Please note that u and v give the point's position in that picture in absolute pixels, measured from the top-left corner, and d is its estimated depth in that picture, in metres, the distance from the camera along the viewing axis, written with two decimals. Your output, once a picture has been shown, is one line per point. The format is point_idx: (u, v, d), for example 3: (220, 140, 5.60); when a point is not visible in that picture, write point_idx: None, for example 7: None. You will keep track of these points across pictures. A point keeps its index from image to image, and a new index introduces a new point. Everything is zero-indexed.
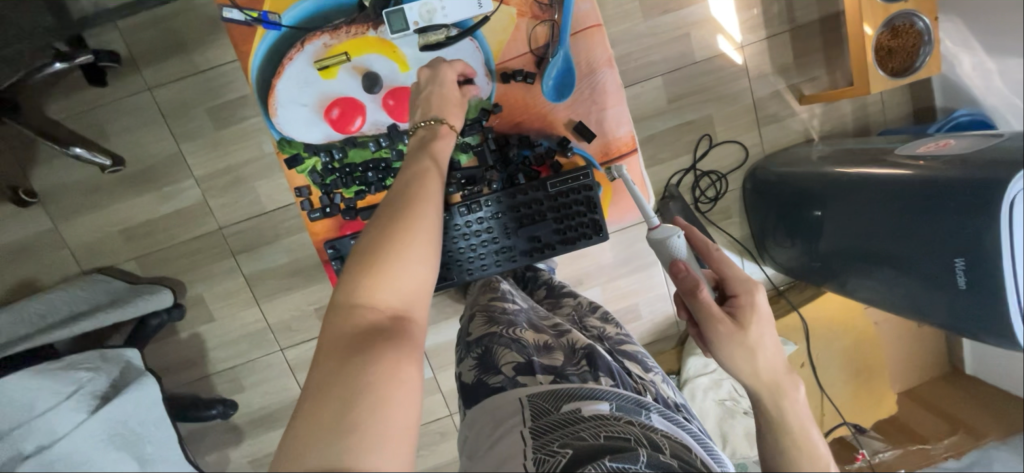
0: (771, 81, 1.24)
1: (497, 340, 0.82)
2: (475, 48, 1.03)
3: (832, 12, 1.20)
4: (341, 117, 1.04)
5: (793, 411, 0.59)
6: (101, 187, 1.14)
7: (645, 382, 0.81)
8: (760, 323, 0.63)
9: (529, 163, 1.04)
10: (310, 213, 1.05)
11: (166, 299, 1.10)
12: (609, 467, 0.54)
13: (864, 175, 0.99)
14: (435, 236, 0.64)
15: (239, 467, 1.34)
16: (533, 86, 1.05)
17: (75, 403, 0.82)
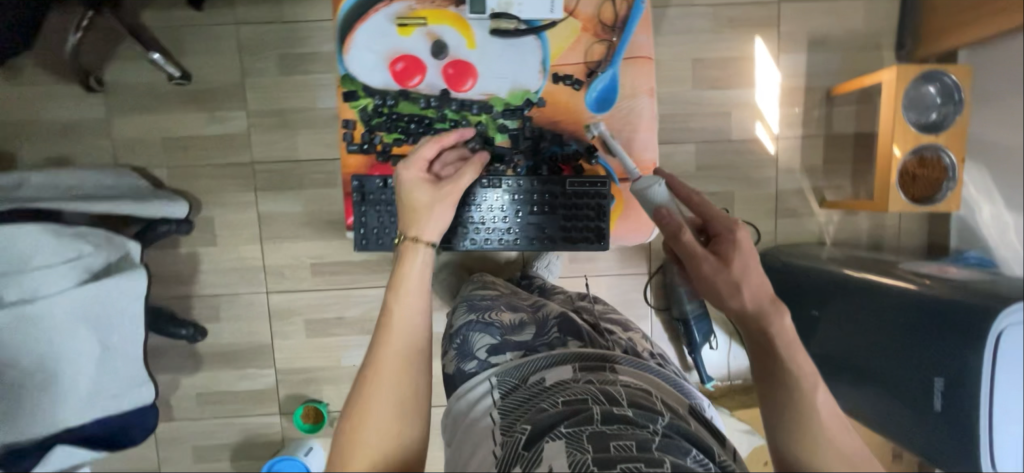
0: (798, 178, 1.29)
1: (473, 328, 0.90)
2: (537, 47, 0.97)
3: (867, 131, 1.27)
4: (405, 75, 0.96)
5: (779, 337, 0.59)
6: (159, 94, 1.21)
7: (615, 336, 0.93)
8: (746, 257, 0.62)
9: (552, 163, 0.98)
10: (348, 147, 0.96)
11: (182, 211, 1.11)
12: (564, 433, 0.62)
13: (866, 283, 1.00)
14: (418, 379, 0.63)
15: (186, 397, 1.33)
16: (577, 93, 0.99)
17: (66, 270, 0.85)
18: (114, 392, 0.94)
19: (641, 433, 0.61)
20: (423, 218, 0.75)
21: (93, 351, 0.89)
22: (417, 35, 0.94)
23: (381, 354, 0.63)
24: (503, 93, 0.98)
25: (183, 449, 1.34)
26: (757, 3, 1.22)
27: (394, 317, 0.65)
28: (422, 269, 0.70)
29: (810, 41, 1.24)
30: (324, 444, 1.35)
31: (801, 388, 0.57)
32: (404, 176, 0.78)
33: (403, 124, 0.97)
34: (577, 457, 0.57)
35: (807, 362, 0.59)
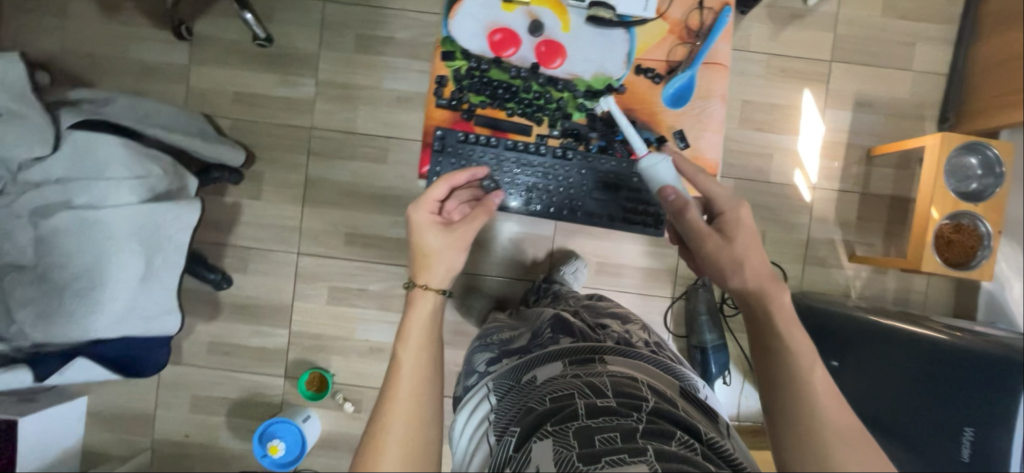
0: (830, 229, 1.31)
1: (476, 349, 0.99)
2: (625, 41, 0.91)
3: (903, 194, 1.30)
4: (501, 47, 0.92)
5: (776, 315, 0.62)
6: (239, 52, 1.29)
7: (609, 329, 0.96)
8: (747, 236, 0.68)
9: (624, 146, 0.93)
10: (437, 100, 0.90)
11: (240, 160, 1.14)
12: (550, 430, 0.65)
13: (895, 331, 1.02)
14: (420, 415, 0.61)
15: (197, 343, 1.34)
16: (656, 87, 0.92)
17: (132, 186, 0.87)
18: (145, 315, 0.94)
19: (627, 424, 0.63)
20: (431, 265, 0.69)
21: (136, 273, 0.90)
22: (519, 12, 0.91)
23: (392, 403, 0.61)
24: (587, 75, 0.92)
25: (182, 396, 1.34)
26: (809, 59, 1.29)
27: (401, 366, 0.64)
28: (431, 321, 0.67)
29: (856, 102, 1.30)
30: (321, 415, 1.33)
31: (799, 367, 0.58)
32: (416, 219, 0.72)
33: (491, 87, 0.92)
34: (564, 453, 0.61)
35: (801, 338, 0.60)
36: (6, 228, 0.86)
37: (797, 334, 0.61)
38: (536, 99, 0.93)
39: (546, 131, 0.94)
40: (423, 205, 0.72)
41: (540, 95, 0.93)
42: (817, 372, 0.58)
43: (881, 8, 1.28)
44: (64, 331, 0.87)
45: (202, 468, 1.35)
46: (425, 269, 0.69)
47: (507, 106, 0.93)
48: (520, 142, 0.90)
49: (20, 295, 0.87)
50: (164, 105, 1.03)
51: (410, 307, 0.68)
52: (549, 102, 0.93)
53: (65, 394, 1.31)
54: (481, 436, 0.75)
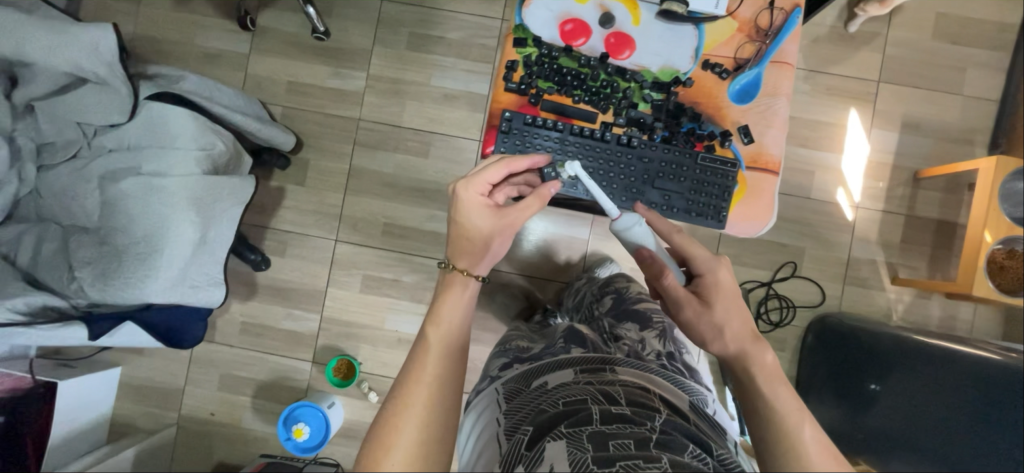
0: (873, 250, 1.28)
1: (487, 359, 0.88)
2: (693, 38, 0.81)
3: (950, 219, 1.27)
4: (572, 37, 0.82)
5: (760, 373, 0.59)
6: (297, 44, 1.35)
7: (621, 340, 0.85)
8: (726, 299, 0.66)
9: (690, 137, 0.81)
10: (504, 83, 0.80)
11: (287, 145, 1.20)
12: (563, 432, 0.58)
13: (947, 352, 1.01)
14: (442, 398, 0.58)
15: (231, 322, 1.36)
16: (722, 83, 0.81)
17: (196, 160, 0.91)
18: (194, 284, 0.94)
19: (641, 431, 0.58)
20: (475, 249, 0.66)
21: (189, 240, 0.91)
22: (591, 3, 0.81)
23: (413, 385, 0.58)
24: (653, 67, 0.81)
25: (212, 374, 1.36)
26: (856, 78, 1.29)
27: (428, 346, 0.61)
28: (465, 306, 0.64)
29: (903, 123, 1.29)
30: (344, 403, 1.33)
31: (786, 424, 0.54)
32: (466, 198, 0.67)
33: (559, 72, 0.81)
34: (579, 457, 0.54)
35: (791, 398, 0.56)
36: (75, 192, 0.91)
37: (785, 395, 0.57)
38: (607, 86, 0.82)
39: (611, 119, 0.82)
40: (473, 184, 0.68)
41: (607, 85, 0.82)
42: (810, 434, 0.53)
43: (932, 31, 1.28)
44: (118, 293, 0.89)
45: (223, 448, 1.35)
46: (468, 252, 0.66)
47: (574, 93, 0.81)
48: (578, 126, 0.80)
49: (82, 256, 0.90)
50: (223, 85, 1.06)
51: (445, 289, 0.65)
52: (616, 92, 0.82)
53: (101, 363, 1.34)
54: (486, 440, 0.66)
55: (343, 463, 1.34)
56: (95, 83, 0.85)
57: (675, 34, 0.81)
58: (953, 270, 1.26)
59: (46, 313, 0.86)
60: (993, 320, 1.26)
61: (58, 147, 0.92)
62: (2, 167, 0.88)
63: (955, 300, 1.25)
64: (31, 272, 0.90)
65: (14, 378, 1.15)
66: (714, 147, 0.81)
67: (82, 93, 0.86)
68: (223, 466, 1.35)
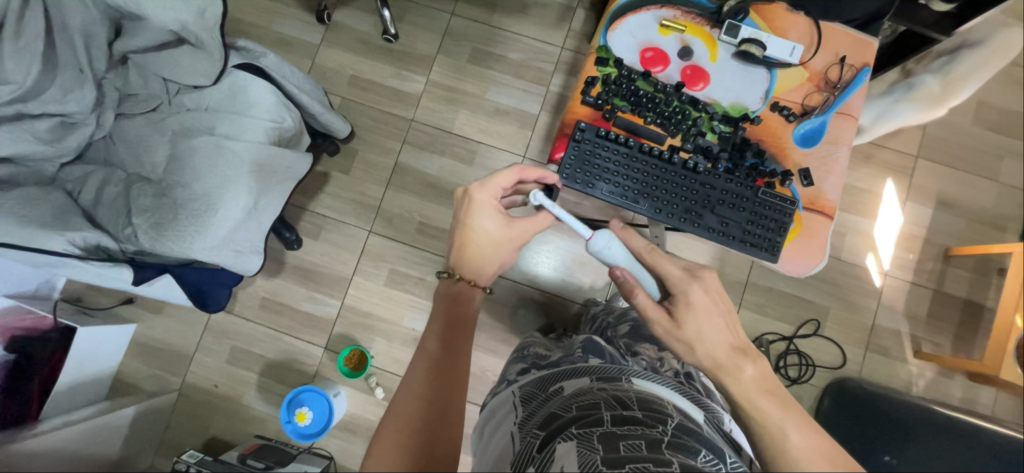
0: (898, 320, 1.28)
1: (505, 367, 0.86)
2: (764, 81, 0.86)
3: (977, 301, 1.28)
4: (650, 64, 0.87)
5: (737, 386, 0.60)
6: (366, 42, 1.43)
7: (639, 356, 0.83)
8: (698, 317, 0.65)
9: (751, 172, 0.84)
10: (582, 96, 0.86)
11: (340, 136, 1.23)
12: (574, 433, 0.54)
13: (974, 427, 0.99)
14: (445, 383, 0.60)
15: (252, 296, 1.36)
16: (787, 125, 0.85)
17: (263, 129, 0.96)
18: (237, 249, 0.95)
19: (652, 433, 0.53)
20: (488, 255, 0.75)
21: (244, 203, 0.94)
22: (673, 36, 0.87)
23: (410, 394, 0.58)
24: (724, 102, 0.86)
25: (223, 345, 1.36)
26: (896, 151, 1.33)
27: (426, 352, 0.65)
28: (459, 307, 0.72)
29: (937, 201, 1.31)
30: (349, 395, 1.31)
31: (771, 433, 0.56)
32: (485, 202, 0.74)
33: (636, 93, 0.86)
34: (588, 457, 0.49)
35: (774, 407, 0.57)
36: (147, 144, 0.98)
37: (767, 406, 0.58)
38: (681, 112, 0.86)
39: (678, 144, 0.86)
40: (493, 190, 0.74)
41: (679, 112, 0.86)
42: (797, 440, 0.54)
43: (972, 117, 1.33)
44: (168, 245, 0.90)
45: (219, 422, 1.33)
46: (481, 258, 0.75)
47: (647, 114, 0.86)
48: (647, 145, 0.84)
49: (141, 205, 0.93)
50: (288, 64, 1.03)
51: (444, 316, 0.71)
52: (687, 119, 0.86)
53: (117, 317, 1.34)
54: (500, 444, 0.62)
55: (338, 457, 1.30)
56: (192, 45, 0.93)
57: (746, 74, 0.86)
58: (977, 352, 1.25)
59: (96, 252, 0.88)
60: (1014, 410, 1.24)
61: (140, 100, 1.00)
62: (86, 109, 0.96)
63: (977, 383, 1.24)
64: (91, 211, 0.95)
65: (36, 316, 1.17)
66: (774, 184, 0.84)
67: (179, 54, 0.94)
68: (216, 442, 1.32)
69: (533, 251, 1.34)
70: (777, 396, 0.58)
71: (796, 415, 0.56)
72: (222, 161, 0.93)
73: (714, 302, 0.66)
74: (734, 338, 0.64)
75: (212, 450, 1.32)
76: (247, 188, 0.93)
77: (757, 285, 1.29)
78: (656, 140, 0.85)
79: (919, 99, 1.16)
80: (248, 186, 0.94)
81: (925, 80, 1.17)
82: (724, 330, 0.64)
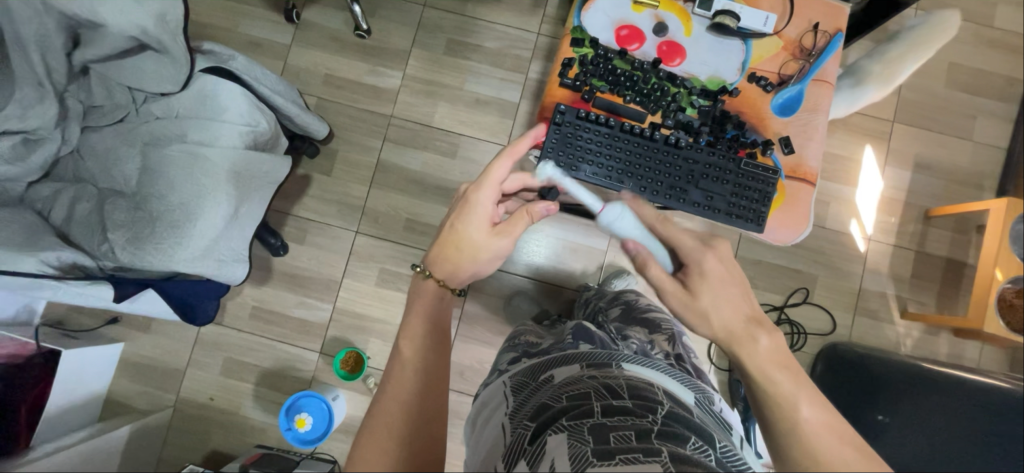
0: (884, 283, 1.31)
1: (498, 357, 0.85)
2: (740, 53, 0.86)
3: (959, 259, 1.31)
4: (626, 42, 0.86)
5: (751, 360, 0.59)
6: (338, 40, 1.39)
7: (629, 339, 0.83)
8: (713, 287, 0.65)
9: (733, 144, 0.84)
10: (560, 79, 0.85)
11: (318, 137, 1.20)
12: (565, 425, 0.53)
13: (958, 379, 1.02)
14: (424, 387, 0.61)
15: (241, 306, 1.34)
16: (765, 96, 0.86)
17: (238, 134, 0.93)
18: (220, 258, 0.93)
19: (642, 423, 0.53)
20: (464, 259, 0.71)
21: (224, 212, 0.91)
22: (647, 12, 0.86)
23: (393, 396, 0.59)
24: (701, 76, 0.85)
25: (216, 357, 1.33)
26: (873, 117, 1.34)
27: (402, 359, 0.63)
28: (434, 306, 0.72)
29: (915, 163, 1.34)
30: (349, 398, 1.30)
31: (783, 408, 0.55)
32: (477, 201, 0.71)
33: (614, 72, 0.85)
34: (579, 449, 0.49)
35: (785, 378, 0.57)
36: (118, 156, 0.96)
37: (781, 378, 0.57)
38: (659, 88, 0.85)
39: (659, 121, 0.86)
40: (486, 190, 0.71)
41: (658, 88, 0.85)
42: (807, 414, 0.54)
43: (945, 79, 1.35)
44: (147, 258, 0.88)
45: (218, 435, 1.31)
46: (457, 262, 0.71)
47: (627, 92, 0.85)
48: (628, 124, 0.84)
49: (116, 219, 0.91)
50: (259, 64, 1.00)
51: (422, 309, 0.70)
52: (666, 95, 0.85)
53: (102, 338, 1.31)
54: (492, 438, 0.61)
55: (341, 461, 1.30)
56: (156, 51, 0.90)
57: (722, 47, 0.86)
58: (961, 308, 1.28)
59: (74, 272, 0.86)
60: (999, 362, 1.28)
61: (107, 111, 0.98)
62: (49, 125, 0.93)
63: (962, 338, 1.27)
64: (64, 229, 0.92)
65: (19, 343, 1.14)
66: (756, 154, 0.85)
67: (143, 61, 0.91)
68: (216, 455, 1.30)
69: (523, 243, 1.34)
70: (790, 370, 0.58)
71: (808, 390, 0.56)
72: (196, 170, 0.91)
73: (731, 273, 0.66)
74: (750, 308, 0.64)
75: (212, 464, 1.30)
76: (224, 196, 0.91)
77: (745, 258, 1.30)
78: (637, 118, 0.85)
79: (865, 83, 1.11)
80: (225, 193, 0.91)
81: (865, 65, 1.13)
82: (739, 299, 0.64)
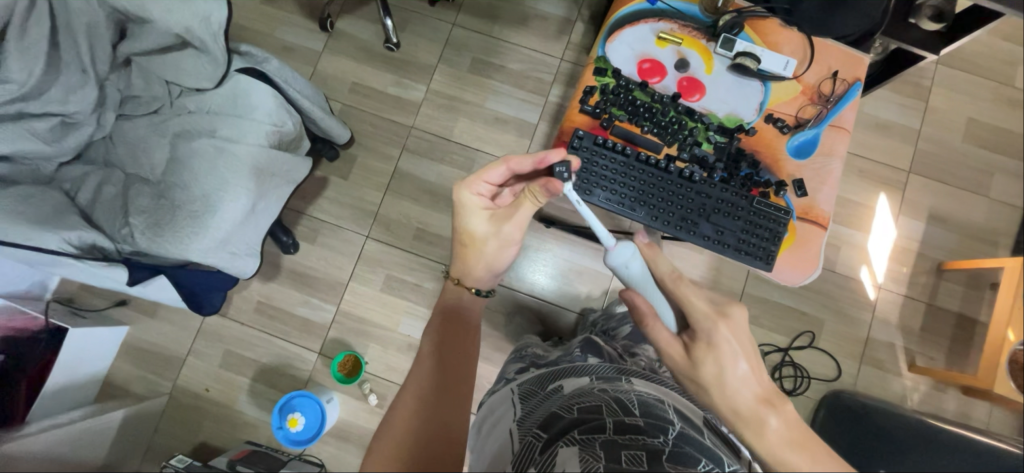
0: (892, 334, 1.28)
1: (507, 363, 0.87)
2: (758, 95, 0.87)
3: (970, 315, 1.29)
4: (648, 75, 0.88)
5: (762, 445, 0.57)
6: (368, 51, 1.44)
7: (637, 356, 0.87)
8: (723, 357, 0.60)
9: (747, 183, 0.85)
10: (580, 105, 0.87)
11: (340, 142, 1.23)
12: (576, 438, 0.53)
13: (966, 439, 0.99)
14: (441, 390, 0.62)
15: (247, 300, 1.35)
16: (779, 138, 0.87)
17: (266, 134, 0.96)
18: (233, 251, 0.95)
19: (653, 443, 0.53)
20: (472, 255, 0.76)
21: (242, 207, 0.94)
22: (670, 48, 0.88)
23: (414, 391, 0.61)
24: (719, 113, 0.87)
25: (216, 348, 1.34)
26: (888, 165, 1.34)
27: (423, 364, 0.66)
28: (458, 313, 0.76)
29: (929, 215, 1.33)
30: (342, 402, 1.30)
31: None
32: (463, 199, 0.74)
33: (633, 103, 0.87)
34: (591, 463, 0.48)
35: (802, 457, 0.55)
36: (147, 145, 0.99)
37: (798, 461, 0.55)
38: (676, 122, 0.87)
39: (674, 153, 0.87)
40: (472, 185, 0.74)
41: (676, 121, 0.87)
42: None
43: (962, 134, 1.36)
44: (167, 246, 0.91)
45: (209, 428, 1.30)
46: (467, 260, 0.76)
47: (644, 123, 0.87)
48: (644, 154, 0.85)
49: (139, 205, 0.94)
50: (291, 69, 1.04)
51: (446, 311, 0.76)
52: (683, 129, 0.87)
53: (109, 319, 1.32)
54: (496, 449, 0.60)
55: (328, 465, 1.28)
56: (196, 49, 0.95)
57: (741, 87, 0.88)
58: (971, 367, 1.26)
59: (92, 252, 0.88)
60: (1008, 426, 1.25)
61: (143, 102, 1.02)
62: (87, 110, 0.98)
63: (970, 398, 1.24)
64: (88, 211, 0.95)
65: (27, 317, 1.15)
66: (769, 194, 0.85)
67: (182, 58, 0.96)
68: (204, 448, 1.30)
69: (528, 262, 1.34)
70: (807, 449, 0.55)
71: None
72: (219, 165, 0.94)
73: (740, 345, 0.60)
74: (761, 386, 0.59)
75: (200, 456, 1.29)
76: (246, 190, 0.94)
77: (752, 296, 1.29)
78: (653, 149, 0.86)
79: None
80: (248, 186, 0.94)
81: None
82: (749, 375, 0.60)
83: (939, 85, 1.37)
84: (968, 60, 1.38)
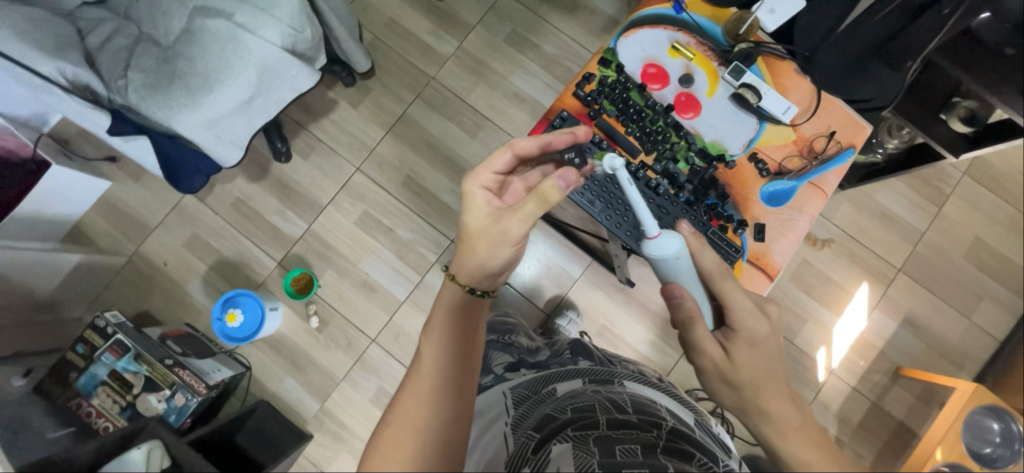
0: (830, 421, 1.27)
1: (492, 346, 0.91)
2: (749, 132, 0.87)
3: (914, 426, 1.26)
4: (650, 80, 0.88)
5: (790, 451, 0.59)
6: None
7: (624, 363, 0.91)
8: (762, 356, 0.64)
9: (710, 211, 0.84)
10: (574, 88, 0.87)
11: (359, 69, 1.24)
12: (571, 436, 0.56)
13: None
14: (443, 402, 0.57)
15: (228, 193, 1.38)
16: (757, 180, 0.86)
17: (281, 36, 0.95)
18: (219, 135, 0.96)
19: (648, 438, 0.55)
20: (467, 253, 0.68)
21: (239, 95, 0.95)
22: (680, 61, 0.88)
23: (415, 401, 0.56)
24: (706, 137, 0.87)
25: (185, 229, 1.37)
26: (880, 257, 1.32)
27: (422, 370, 0.59)
28: (460, 311, 0.66)
29: (904, 318, 1.30)
30: (285, 315, 1.32)
31: None
32: (467, 192, 0.69)
33: (626, 102, 0.86)
34: (585, 460, 0.51)
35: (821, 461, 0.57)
36: (166, 9, 1.00)
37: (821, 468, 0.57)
38: (661, 132, 0.86)
39: (650, 162, 0.86)
40: (476, 177, 0.69)
41: (661, 132, 0.86)
42: None
43: (965, 250, 1.33)
44: (156, 108, 0.94)
45: (156, 300, 1.34)
46: (464, 255, 0.68)
47: (630, 125, 0.86)
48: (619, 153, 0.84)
49: (142, 63, 0.97)
50: None
51: (451, 304, 0.66)
52: (666, 141, 0.86)
53: (95, 170, 1.36)
54: (491, 442, 0.64)
55: (254, 370, 1.31)
56: None
57: (735, 119, 0.87)
58: None
59: (84, 91, 0.89)
60: None
61: None
62: None
63: None
64: (92, 53, 0.97)
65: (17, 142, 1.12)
66: (727, 229, 0.85)
67: None
68: (146, 317, 1.33)
69: None
70: (829, 452, 0.58)
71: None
72: (239, 59, 0.95)
73: (777, 347, 0.66)
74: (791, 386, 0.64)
75: (140, 323, 1.32)
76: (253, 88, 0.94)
77: None
78: (630, 151, 0.85)
79: None
80: (261, 84, 0.97)
81: None
82: (780, 376, 0.64)
83: (958, 195, 1.34)
84: (996, 179, 1.35)
